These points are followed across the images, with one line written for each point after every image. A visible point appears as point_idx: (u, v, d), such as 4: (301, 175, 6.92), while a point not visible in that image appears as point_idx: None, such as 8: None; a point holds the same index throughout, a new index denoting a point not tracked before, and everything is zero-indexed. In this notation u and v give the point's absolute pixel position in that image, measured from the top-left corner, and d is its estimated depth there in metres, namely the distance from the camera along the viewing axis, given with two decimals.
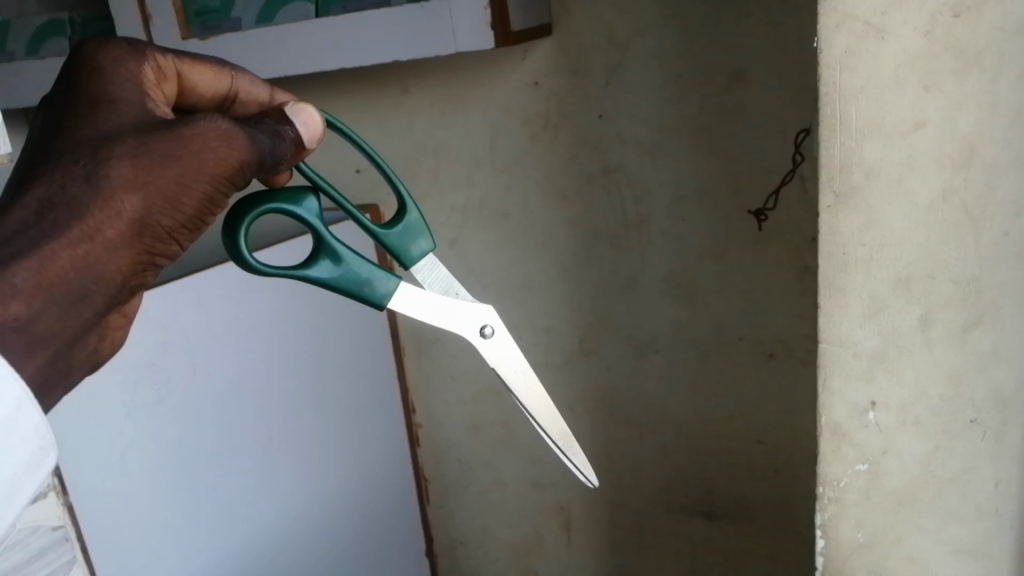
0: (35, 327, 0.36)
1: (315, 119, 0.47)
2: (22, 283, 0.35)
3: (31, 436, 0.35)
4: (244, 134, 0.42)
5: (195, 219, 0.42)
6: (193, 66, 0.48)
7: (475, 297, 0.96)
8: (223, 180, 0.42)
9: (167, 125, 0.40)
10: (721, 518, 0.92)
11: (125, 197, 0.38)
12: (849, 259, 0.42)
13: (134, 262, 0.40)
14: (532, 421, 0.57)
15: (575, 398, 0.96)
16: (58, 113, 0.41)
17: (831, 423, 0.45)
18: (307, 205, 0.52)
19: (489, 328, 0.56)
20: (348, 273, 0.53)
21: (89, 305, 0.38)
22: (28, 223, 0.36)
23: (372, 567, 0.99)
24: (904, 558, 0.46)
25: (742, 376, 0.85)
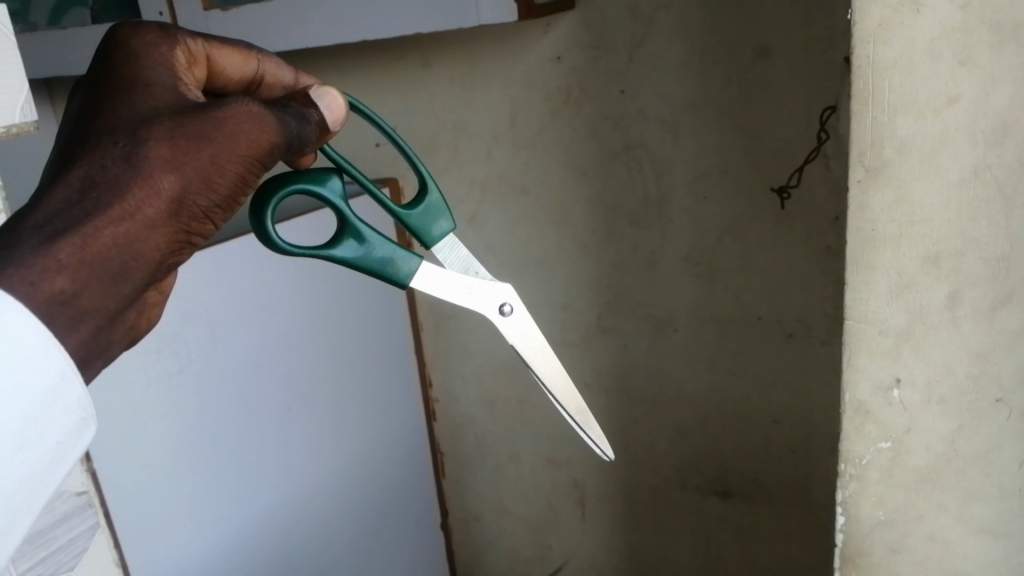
0: (79, 302, 0.36)
1: (340, 102, 0.47)
2: (66, 258, 0.35)
3: (73, 406, 0.36)
4: (274, 117, 0.42)
5: (229, 199, 0.41)
6: (222, 49, 0.48)
7: (494, 273, 0.97)
8: (256, 161, 0.41)
9: (201, 107, 0.40)
10: (736, 497, 0.92)
11: (163, 176, 0.38)
12: (878, 235, 0.42)
13: (172, 242, 0.39)
14: (549, 397, 0.57)
15: (592, 375, 0.96)
16: (94, 97, 0.41)
17: (855, 400, 0.45)
18: (331, 186, 0.52)
19: (507, 306, 0.56)
20: (371, 253, 0.53)
21: (131, 283, 0.37)
22: (69, 201, 0.36)
23: (388, 539, 1.00)
24: (924, 536, 0.46)
25: (760, 355, 0.85)
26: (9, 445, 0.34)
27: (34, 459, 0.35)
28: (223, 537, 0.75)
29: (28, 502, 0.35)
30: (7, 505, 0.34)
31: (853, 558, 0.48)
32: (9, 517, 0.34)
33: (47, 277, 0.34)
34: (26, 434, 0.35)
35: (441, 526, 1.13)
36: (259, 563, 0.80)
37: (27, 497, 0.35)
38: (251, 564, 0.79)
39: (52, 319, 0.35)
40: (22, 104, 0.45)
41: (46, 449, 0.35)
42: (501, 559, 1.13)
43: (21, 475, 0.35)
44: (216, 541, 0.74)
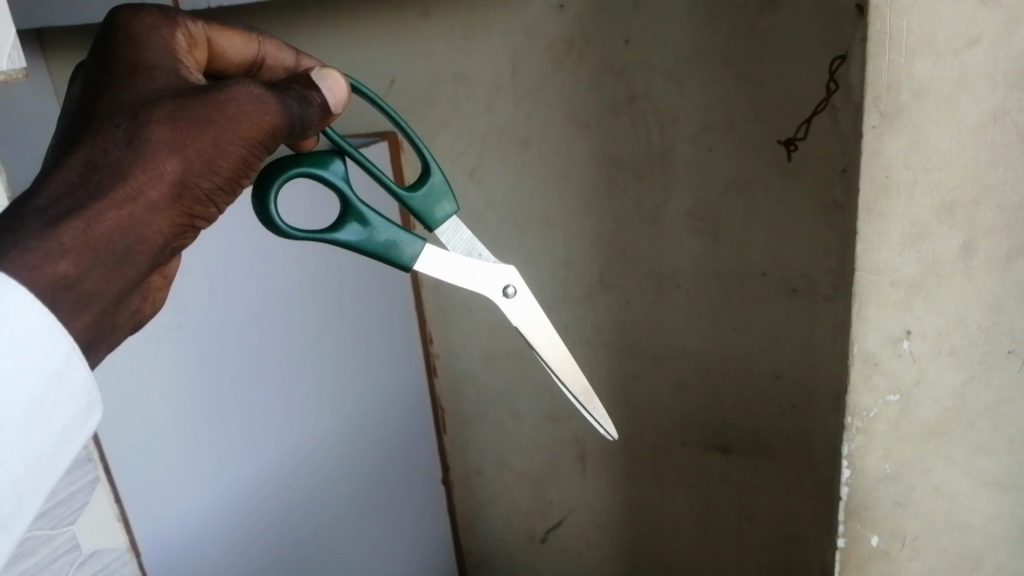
0: (82, 286, 0.36)
1: (341, 83, 0.48)
2: (68, 242, 0.35)
3: (78, 390, 0.37)
4: (276, 99, 0.43)
5: (232, 183, 0.42)
6: (224, 32, 0.50)
7: (495, 228, 0.96)
8: (258, 144, 0.42)
9: (202, 90, 0.41)
10: (736, 452, 0.92)
11: (165, 160, 0.38)
12: (891, 182, 0.41)
13: (174, 224, 0.40)
14: (553, 377, 0.57)
15: (593, 331, 0.95)
16: (97, 81, 0.42)
17: (864, 352, 0.44)
18: (334, 169, 0.52)
19: (512, 288, 0.56)
20: (375, 236, 0.53)
21: (134, 267, 0.38)
22: (72, 184, 0.37)
23: (389, 493, 1.01)
24: (931, 489, 0.46)
25: (763, 310, 0.84)
26: (15, 429, 0.35)
27: (40, 442, 0.36)
28: (224, 492, 0.75)
29: (34, 484, 0.36)
30: (14, 488, 0.35)
31: (858, 510, 0.48)
32: (16, 499, 0.35)
33: (50, 262, 0.35)
34: (32, 418, 0.35)
35: (442, 481, 1.14)
36: (262, 516, 0.80)
37: (32, 481, 0.36)
38: (253, 518, 0.79)
39: (55, 303, 0.35)
40: (8, 51, 0.44)
41: (53, 432, 0.36)
42: (502, 514, 1.13)
43: (27, 458, 0.35)
44: (219, 494, 0.75)
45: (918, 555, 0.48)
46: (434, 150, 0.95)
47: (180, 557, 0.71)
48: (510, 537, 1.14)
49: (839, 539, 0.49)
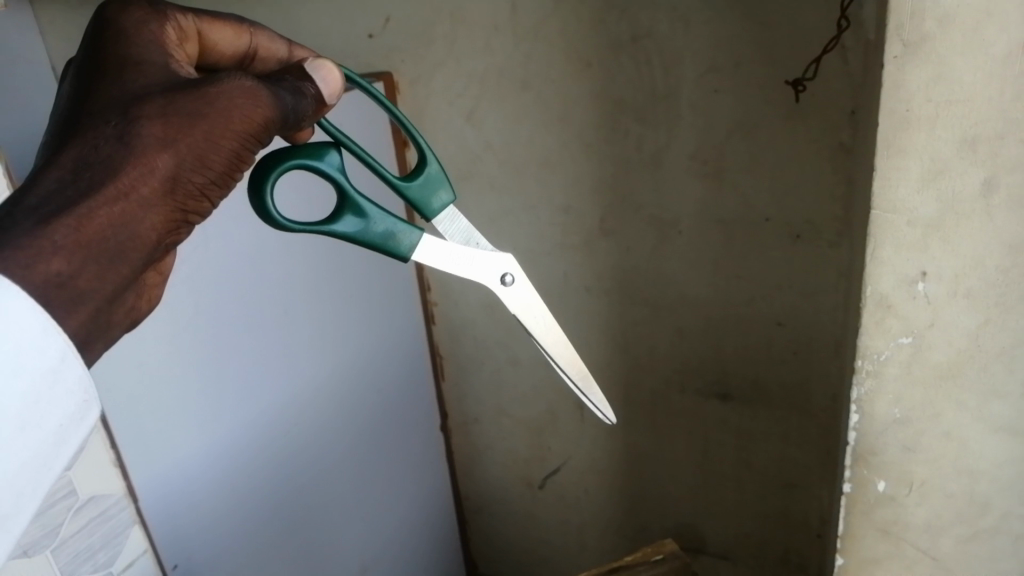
0: (76, 284, 0.34)
1: (335, 73, 0.45)
2: (61, 240, 0.34)
3: (74, 387, 0.35)
4: (269, 91, 0.41)
5: (226, 177, 0.41)
6: (214, 24, 0.47)
7: (493, 172, 0.93)
8: (252, 137, 0.41)
9: (193, 84, 0.39)
10: (736, 399, 0.92)
11: (157, 155, 0.37)
12: (912, 116, 0.39)
13: (168, 221, 0.39)
14: (551, 363, 0.56)
15: (594, 278, 0.94)
16: (86, 79, 0.40)
17: (877, 294, 0.43)
18: (329, 160, 0.50)
19: (510, 277, 0.54)
20: (372, 227, 0.51)
21: (128, 265, 0.37)
22: (63, 182, 0.35)
23: (386, 442, 1.00)
24: (940, 434, 0.45)
25: (766, 257, 0.83)
26: (8, 427, 0.33)
27: (36, 442, 0.34)
28: (221, 441, 0.75)
29: (32, 483, 0.34)
30: (8, 488, 0.33)
31: (865, 455, 0.47)
32: (11, 499, 0.33)
33: (42, 260, 0.33)
34: (28, 416, 0.33)
35: (441, 428, 1.14)
36: (261, 464, 0.80)
37: (30, 480, 0.34)
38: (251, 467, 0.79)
39: (49, 300, 0.33)
40: None
41: (50, 432, 0.34)
42: (500, 461, 1.13)
43: (22, 458, 0.33)
44: (214, 444, 0.74)
45: (925, 500, 0.47)
46: (431, 92, 0.92)
47: (179, 505, 0.71)
48: (509, 483, 1.15)
49: (845, 485, 0.48)
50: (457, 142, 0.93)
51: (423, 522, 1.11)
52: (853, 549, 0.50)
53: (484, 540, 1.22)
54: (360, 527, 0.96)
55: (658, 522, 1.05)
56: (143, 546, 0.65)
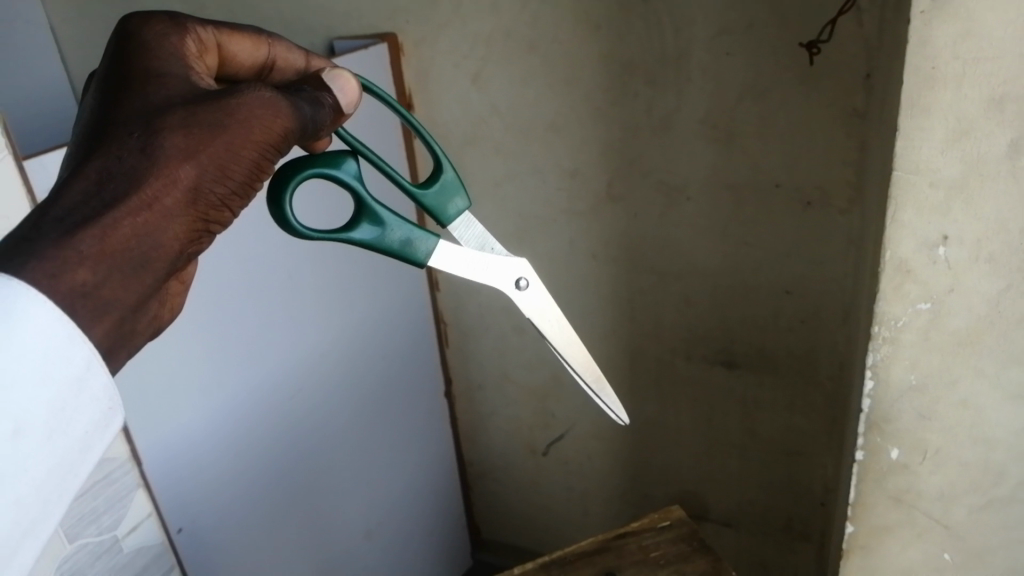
0: (100, 294, 0.33)
1: (353, 84, 0.45)
2: (86, 250, 0.33)
3: (99, 396, 0.34)
4: (288, 102, 0.40)
5: (246, 186, 0.40)
6: (234, 36, 0.45)
7: (499, 137, 0.92)
8: (271, 147, 0.40)
9: (214, 95, 0.38)
10: (742, 367, 0.91)
11: (179, 167, 0.36)
12: (937, 75, 0.38)
13: (190, 232, 0.38)
14: (566, 365, 0.55)
15: (600, 245, 0.93)
16: (107, 92, 0.39)
17: (896, 259, 0.42)
18: (346, 168, 0.49)
19: (524, 281, 0.53)
20: (388, 235, 0.50)
21: (150, 275, 0.36)
22: (87, 193, 0.34)
23: (390, 407, 1.00)
24: (956, 402, 0.44)
25: (777, 224, 0.82)
26: (35, 434, 0.32)
27: (61, 450, 0.33)
28: (221, 407, 0.74)
29: (58, 489, 0.33)
30: (36, 495, 0.32)
31: (879, 423, 0.46)
32: (38, 505, 0.33)
33: (68, 270, 0.32)
34: (54, 423, 0.32)
35: (445, 394, 1.13)
36: (264, 429, 0.80)
37: (56, 486, 0.33)
38: (254, 432, 0.79)
39: (74, 311, 0.33)
40: None
41: (75, 439, 0.33)
42: (505, 428, 1.13)
43: (48, 464, 0.33)
44: (217, 409, 0.73)
45: (938, 468, 0.47)
46: (436, 54, 0.90)
47: (184, 468, 0.71)
48: (513, 451, 1.15)
49: (858, 453, 0.48)
50: (462, 106, 0.92)
51: (427, 489, 1.11)
52: (863, 516, 0.50)
53: (488, 507, 1.23)
54: (363, 492, 0.96)
55: (662, 490, 1.05)
56: (148, 509, 0.65)
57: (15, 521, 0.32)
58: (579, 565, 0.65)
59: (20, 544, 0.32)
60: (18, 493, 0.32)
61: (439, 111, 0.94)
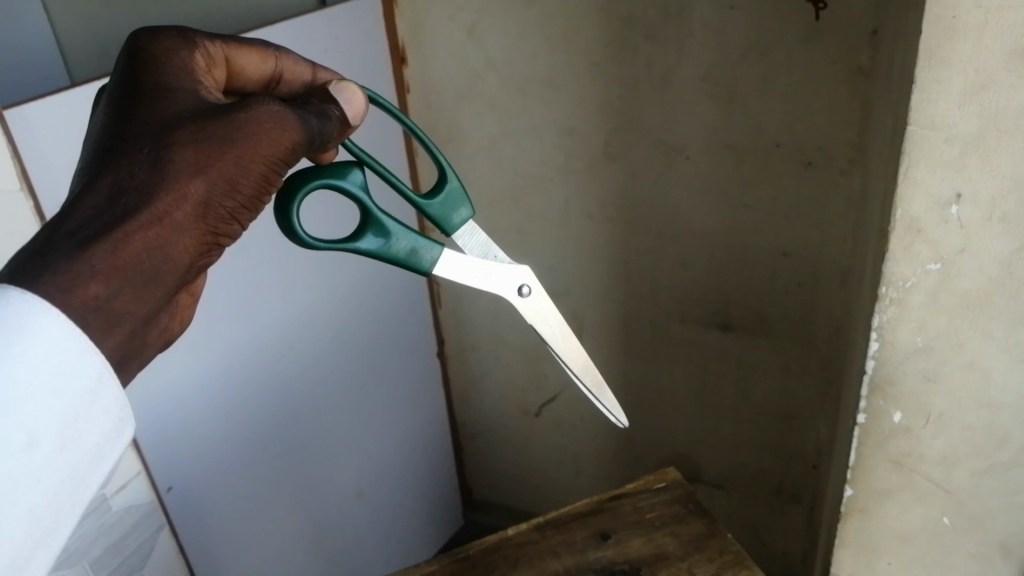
0: (113, 306, 0.33)
1: (359, 95, 0.44)
2: (99, 263, 0.32)
3: (111, 407, 0.33)
4: (295, 115, 0.40)
5: (253, 200, 0.39)
6: (241, 49, 0.44)
7: (495, 93, 0.90)
8: (278, 161, 0.39)
9: (223, 109, 0.38)
10: (738, 330, 0.90)
11: (189, 181, 0.36)
12: (958, 24, 0.36)
13: (199, 245, 0.37)
14: (565, 368, 0.53)
15: (597, 205, 0.91)
16: (115, 105, 0.38)
17: (907, 218, 0.41)
18: (353, 178, 0.47)
19: (526, 288, 0.51)
20: (394, 245, 0.48)
21: (161, 288, 0.35)
22: (99, 207, 0.34)
23: (383, 366, 0.99)
24: (963, 364, 0.44)
25: (777, 185, 0.80)
26: (47, 445, 0.31)
27: (74, 460, 0.32)
28: (211, 366, 0.73)
29: (71, 499, 0.33)
30: (49, 506, 0.31)
31: (882, 385, 0.46)
32: (51, 516, 0.32)
33: (81, 283, 0.32)
34: (67, 434, 0.32)
35: (438, 354, 1.12)
36: (256, 387, 0.79)
37: (69, 498, 0.32)
38: (245, 392, 0.78)
39: (88, 323, 0.32)
40: None
41: (87, 450, 0.32)
42: (498, 390, 1.13)
43: (60, 475, 0.32)
44: (208, 368, 0.72)
45: (941, 432, 0.46)
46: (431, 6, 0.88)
47: (173, 427, 0.70)
48: (506, 412, 1.14)
49: (860, 415, 0.47)
50: (458, 61, 0.90)
51: (419, 449, 1.11)
52: (863, 479, 0.49)
53: (480, 467, 1.23)
54: (356, 452, 0.96)
55: (654, 452, 1.05)
56: (137, 468, 0.65)
57: (27, 532, 0.31)
58: (575, 526, 0.65)
59: (32, 556, 0.32)
60: (31, 504, 0.31)
61: (435, 66, 0.91)
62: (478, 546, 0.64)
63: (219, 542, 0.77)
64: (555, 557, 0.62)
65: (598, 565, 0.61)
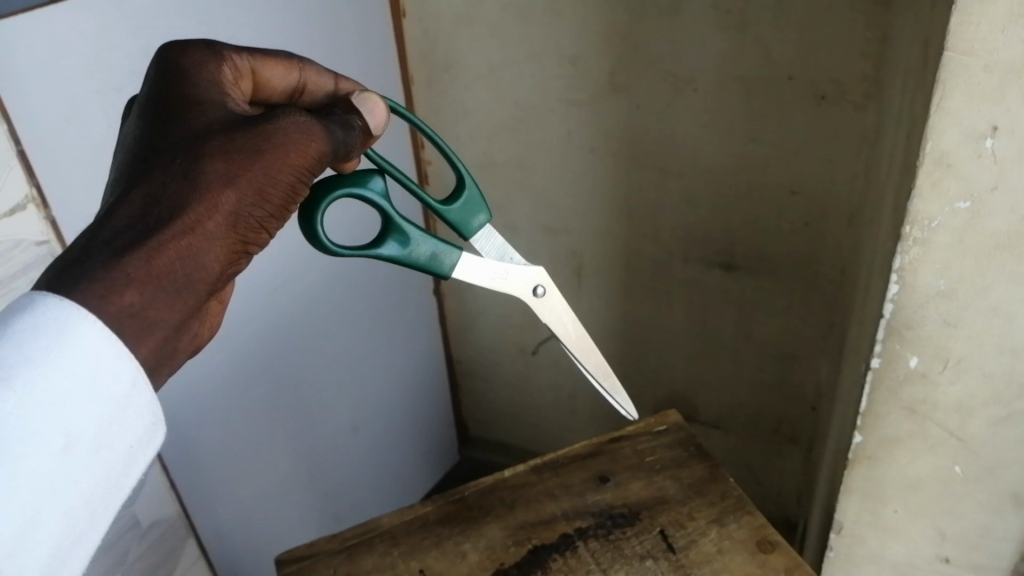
0: (148, 313, 0.33)
1: (381, 104, 0.44)
2: (133, 271, 0.33)
3: (144, 411, 0.33)
4: (320, 127, 0.40)
5: (283, 209, 0.39)
6: (267, 62, 0.43)
7: (495, 18, 0.85)
8: (305, 172, 0.39)
9: (251, 122, 0.38)
10: (741, 270, 0.88)
11: (220, 193, 0.36)
12: None
13: (230, 254, 0.37)
14: (577, 364, 0.53)
15: (599, 139, 0.87)
16: (147, 119, 0.39)
17: (937, 151, 0.38)
18: (373, 186, 0.47)
19: (541, 289, 0.51)
20: (415, 251, 0.48)
21: (194, 296, 0.35)
22: (133, 218, 0.34)
23: (378, 304, 0.97)
24: (986, 309, 0.42)
25: (787, 121, 0.77)
26: (84, 448, 0.32)
27: (108, 463, 0.33)
28: None
29: (105, 503, 0.33)
30: (85, 507, 0.32)
31: (899, 329, 0.44)
32: (86, 517, 0.32)
33: (117, 291, 0.32)
34: (102, 438, 0.32)
35: (434, 292, 1.10)
36: (248, 321, 0.77)
37: (103, 500, 0.33)
38: (235, 329, 0.75)
39: (123, 330, 0.32)
40: None
41: (119, 454, 0.33)
42: (494, 330, 1.11)
43: (96, 478, 0.32)
44: None
45: (959, 378, 0.44)
46: None
47: None
48: (502, 350, 1.13)
49: (874, 360, 0.46)
50: None
51: (414, 386, 1.10)
52: (873, 426, 0.48)
53: (475, 405, 1.22)
54: (350, 390, 0.95)
55: (651, 392, 1.04)
56: None
57: (65, 533, 0.32)
58: (573, 468, 0.64)
59: (69, 555, 0.32)
60: (68, 505, 0.31)
61: None
62: (474, 487, 0.63)
63: (212, 478, 0.76)
64: (553, 500, 0.61)
65: (595, 508, 0.60)
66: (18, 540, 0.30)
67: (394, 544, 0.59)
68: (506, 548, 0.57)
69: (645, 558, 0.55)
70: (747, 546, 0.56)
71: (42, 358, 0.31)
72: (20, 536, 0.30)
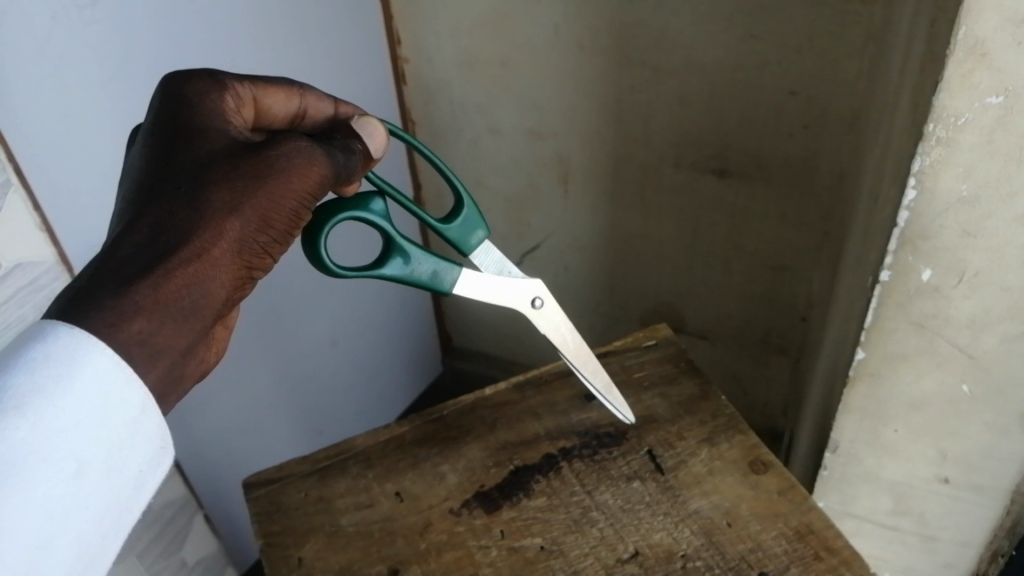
0: (157, 340, 0.32)
1: (381, 128, 0.42)
2: (142, 299, 0.31)
3: (155, 436, 0.32)
4: (322, 151, 0.38)
5: (287, 233, 0.37)
6: (268, 88, 0.40)
7: None
8: (310, 198, 0.38)
9: (254, 147, 0.36)
10: (734, 177, 0.84)
11: (226, 220, 0.34)
12: None
13: (235, 280, 0.35)
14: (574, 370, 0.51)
15: (587, 35, 0.82)
16: (149, 143, 0.37)
17: (970, 38, 0.34)
18: (375, 207, 0.44)
19: (539, 300, 0.49)
20: (417, 270, 0.46)
21: (200, 322, 0.34)
22: (139, 245, 0.32)
23: None
24: (1012, 218, 0.38)
25: (788, 14, 0.71)
26: (98, 475, 0.30)
27: (118, 488, 0.31)
28: None
29: (113, 527, 0.31)
30: (96, 533, 0.31)
31: (913, 240, 0.40)
32: (98, 542, 0.31)
33: (125, 319, 0.31)
34: (112, 464, 0.31)
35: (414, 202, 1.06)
36: None
37: (114, 524, 0.31)
38: None
39: (132, 357, 0.31)
40: None
41: (128, 479, 0.31)
42: None
43: (106, 504, 0.31)
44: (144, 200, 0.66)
45: (974, 293, 0.42)
46: None
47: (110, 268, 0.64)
48: None
49: (884, 273, 0.42)
50: None
51: (397, 298, 1.07)
52: (877, 343, 0.45)
53: (459, 318, 1.19)
54: (329, 307, 0.92)
55: (638, 302, 1.02)
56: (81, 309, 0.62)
57: (77, 560, 0.30)
58: (557, 385, 0.61)
59: None
60: (78, 532, 0.30)
61: None
62: (452, 406, 0.60)
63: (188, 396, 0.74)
64: (536, 420, 0.59)
65: (581, 428, 0.57)
66: (31, 569, 0.29)
67: (368, 466, 0.56)
68: (487, 470, 0.55)
69: (633, 479, 0.53)
70: (739, 466, 0.54)
71: (53, 385, 0.29)
72: (34, 564, 0.29)
